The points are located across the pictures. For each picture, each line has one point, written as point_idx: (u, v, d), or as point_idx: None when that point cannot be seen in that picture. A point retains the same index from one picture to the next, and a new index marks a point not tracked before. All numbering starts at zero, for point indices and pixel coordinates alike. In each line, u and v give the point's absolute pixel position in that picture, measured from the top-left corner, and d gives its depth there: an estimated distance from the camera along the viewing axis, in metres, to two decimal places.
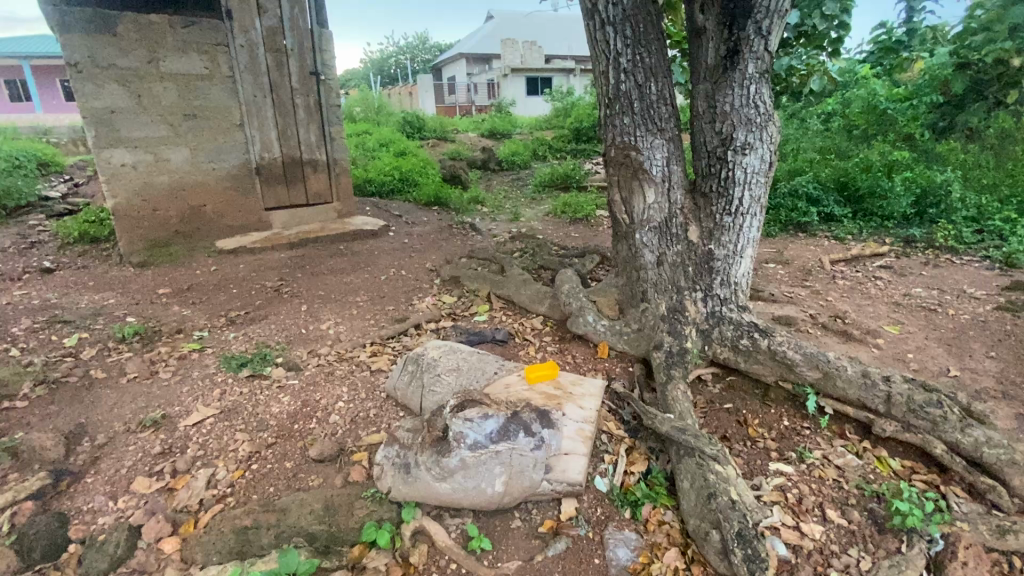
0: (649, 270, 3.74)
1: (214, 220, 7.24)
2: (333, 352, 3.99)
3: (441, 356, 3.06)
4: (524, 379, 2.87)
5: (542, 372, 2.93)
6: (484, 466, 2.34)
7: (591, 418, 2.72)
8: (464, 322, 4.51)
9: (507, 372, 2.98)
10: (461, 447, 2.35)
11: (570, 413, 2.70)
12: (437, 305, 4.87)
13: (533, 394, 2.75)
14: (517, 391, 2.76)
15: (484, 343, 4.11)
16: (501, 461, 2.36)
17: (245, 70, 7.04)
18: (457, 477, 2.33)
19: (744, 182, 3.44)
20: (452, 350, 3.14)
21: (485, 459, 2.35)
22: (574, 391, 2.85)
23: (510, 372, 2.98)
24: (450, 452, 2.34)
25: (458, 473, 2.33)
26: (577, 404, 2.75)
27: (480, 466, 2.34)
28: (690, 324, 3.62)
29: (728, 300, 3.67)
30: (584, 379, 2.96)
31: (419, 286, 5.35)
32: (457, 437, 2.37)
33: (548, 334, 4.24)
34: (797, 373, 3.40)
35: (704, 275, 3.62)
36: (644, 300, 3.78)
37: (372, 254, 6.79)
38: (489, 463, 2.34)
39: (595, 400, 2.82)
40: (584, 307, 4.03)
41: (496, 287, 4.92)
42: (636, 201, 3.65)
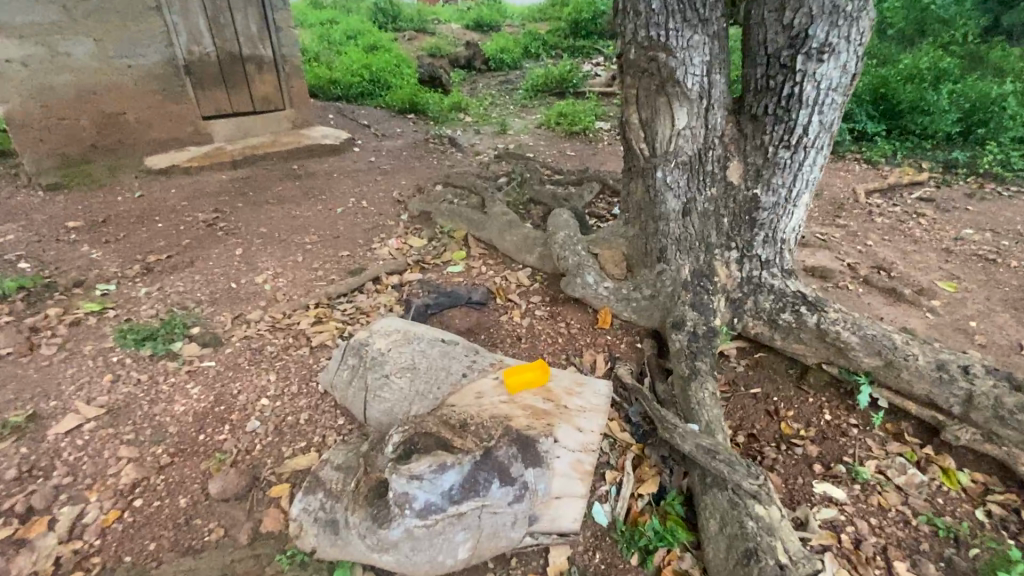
0: (671, 220, 2.83)
1: (140, 132, 5.93)
2: (267, 319, 3.18)
3: (394, 349, 2.25)
4: (501, 386, 2.08)
5: (521, 374, 2.13)
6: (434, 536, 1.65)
7: (593, 444, 1.97)
8: (435, 275, 3.66)
9: (479, 370, 2.18)
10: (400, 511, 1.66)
11: (564, 438, 1.93)
12: (401, 251, 3.97)
13: (511, 410, 1.98)
14: (491, 407, 1.99)
15: (458, 305, 3.27)
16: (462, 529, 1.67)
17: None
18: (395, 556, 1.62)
19: (815, 101, 2.44)
20: (408, 338, 2.31)
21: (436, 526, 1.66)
22: (571, 404, 2.05)
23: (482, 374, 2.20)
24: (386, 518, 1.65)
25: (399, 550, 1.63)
26: (575, 425, 1.98)
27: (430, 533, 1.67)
28: (719, 292, 2.82)
29: (771, 263, 2.80)
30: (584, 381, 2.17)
31: (382, 223, 4.42)
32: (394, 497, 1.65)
33: (537, 292, 3.43)
34: (850, 359, 2.69)
35: (743, 229, 2.75)
36: (661, 260, 2.91)
37: (331, 177, 5.72)
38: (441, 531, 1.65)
39: (599, 417, 2.05)
40: (583, 264, 3.16)
41: (475, 230, 4.02)
42: (660, 126, 2.65)
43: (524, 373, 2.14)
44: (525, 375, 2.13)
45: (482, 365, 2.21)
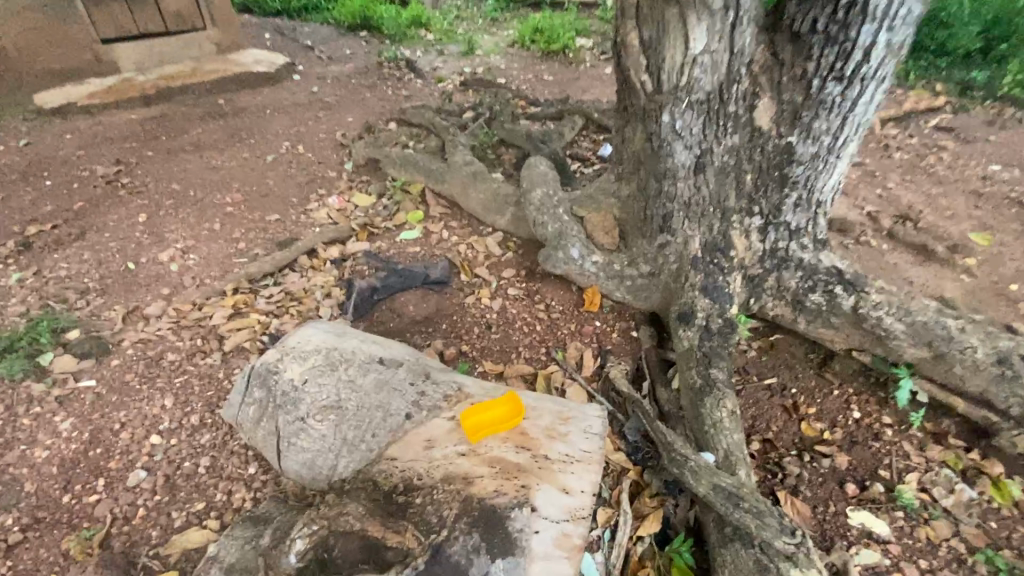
0: (678, 179, 2.16)
1: (20, 63, 4.73)
2: (170, 314, 2.53)
3: (311, 377, 1.65)
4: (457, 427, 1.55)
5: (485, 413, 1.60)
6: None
7: (584, 510, 1.43)
8: (385, 244, 2.99)
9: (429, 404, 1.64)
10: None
11: (544, 507, 1.41)
12: (343, 212, 3.24)
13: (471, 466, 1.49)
14: (444, 468, 1.49)
15: (411, 287, 2.64)
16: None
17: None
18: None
19: (884, 12, 1.75)
20: (332, 364, 1.68)
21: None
22: (552, 453, 1.53)
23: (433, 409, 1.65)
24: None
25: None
26: (561, 486, 1.46)
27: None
28: (735, 270, 2.24)
29: (803, 232, 2.21)
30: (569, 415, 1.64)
31: (321, 175, 3.63)
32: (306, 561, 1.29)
33: (509, 265, 2.81)
34: (889, 349, 2.22)
35: (770, 189, 2.13)
36: (664, 231, 2.28)
37: (262, 114, 4.78)
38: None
39: (591, 467, 1.51)
40: (565, 232, 2.51)
41: (433, 183, 3.29)
42: (669, 49, 1.95)
43: (489, 412, 1.60)
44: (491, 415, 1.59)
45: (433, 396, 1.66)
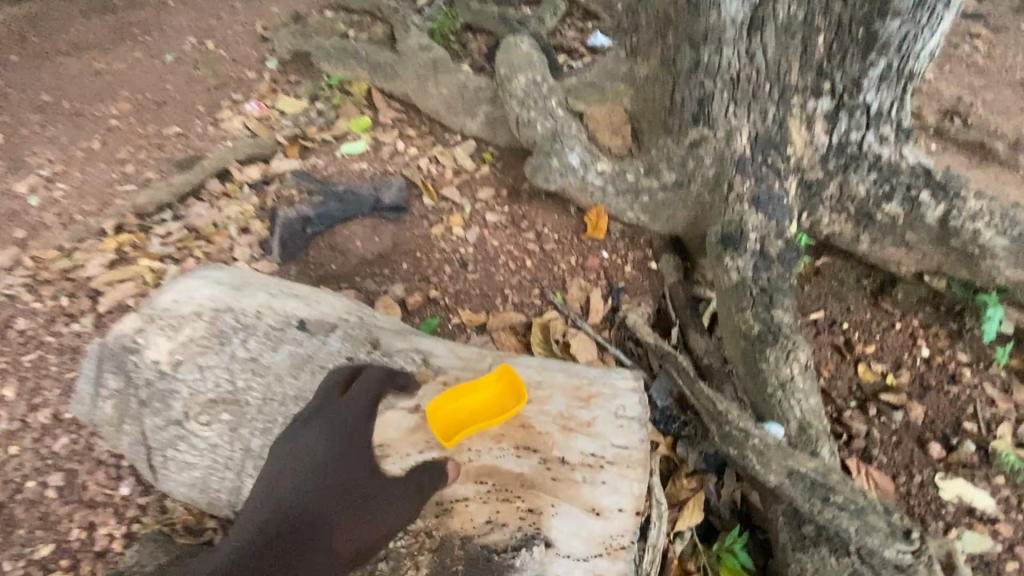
0: (723, 42, 1.51)
1: None
2: (24, 265, 1.84)
3: (185, 359, 1.12)
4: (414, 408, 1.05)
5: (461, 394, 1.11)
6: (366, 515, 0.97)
7: (622, 537, 1.06)
8: (321, 160, 2.29)
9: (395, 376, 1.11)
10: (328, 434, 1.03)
11: (564, 543, 1.05)
12: (266, 122, 2.49)
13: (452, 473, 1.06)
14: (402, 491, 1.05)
15: (358, 215, 1.99)
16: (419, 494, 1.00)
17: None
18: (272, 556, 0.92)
19: None
20: (223, 339, 1.15)
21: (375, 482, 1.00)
22: (571, 459, 1.09)
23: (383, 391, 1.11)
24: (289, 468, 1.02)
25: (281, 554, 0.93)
26: (591, 507, 1.06)
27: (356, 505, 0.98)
28: (792, 173, 1.67)
29: (884, 118, 1.62)
30: (593, 393, 1.14)
31: (237, 76, 2.81)
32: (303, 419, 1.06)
33: (486, 182, 2.17)
34: (977, 272, 1.74)
35: (849, 56, 1.51)
36: (698, 121, 1.66)
37: None
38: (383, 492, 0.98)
39: (628, 474, 1.08)
40: (560, 133, 1.87)
41: (382, 80, 2.53)
42: None
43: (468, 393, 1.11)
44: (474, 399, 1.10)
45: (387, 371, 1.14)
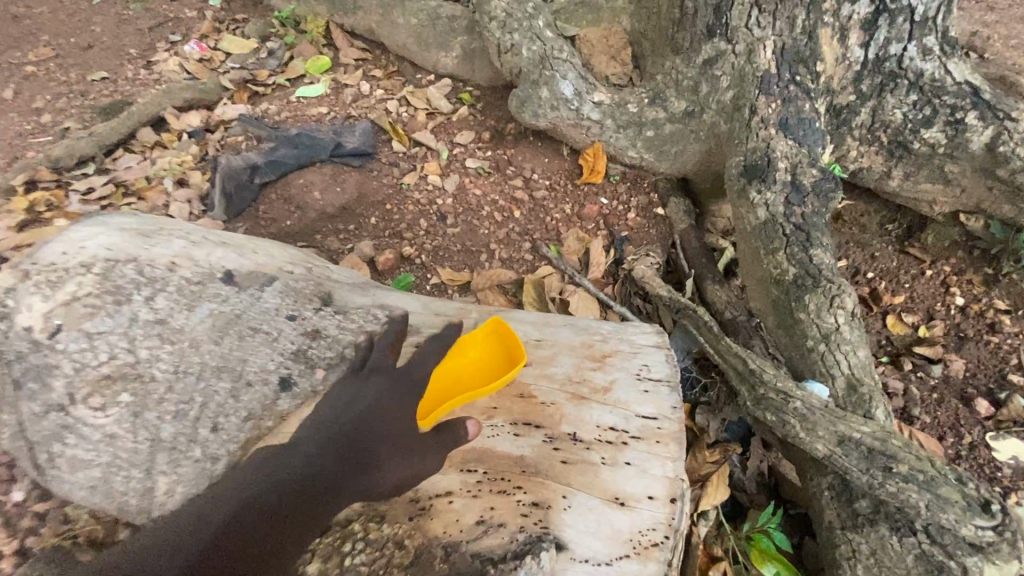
0: None
1: None
2: None
3: (67, 325, 0.91)
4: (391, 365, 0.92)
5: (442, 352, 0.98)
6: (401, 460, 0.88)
7: (654, 533, 0.87)
8: (273, 105, 1.98)
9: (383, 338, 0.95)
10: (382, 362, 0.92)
11: (581, 545, 0.86)
12: (209, 65, 2.17)
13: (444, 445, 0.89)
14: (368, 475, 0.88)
15: (314, 161, 1.71)
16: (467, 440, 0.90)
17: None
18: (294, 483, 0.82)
19: None
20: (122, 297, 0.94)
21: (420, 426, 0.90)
22: (585, 436, 0.93)
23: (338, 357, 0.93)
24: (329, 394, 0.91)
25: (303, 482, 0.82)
26: (612, 496, 0.89)
27: (394, 446, 0.88)
28: (819, 95, 1.43)
29: (929, 27, 1.40)
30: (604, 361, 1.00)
31: (176, 16, 2.45)
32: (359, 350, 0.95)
33: (463, 125, 1.89)
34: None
35: None
36: (714, 35, 1.41)
37: None
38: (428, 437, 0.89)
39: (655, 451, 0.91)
40: (549, 57, 1.60)
41: (340, 13, 2.20)
42: None
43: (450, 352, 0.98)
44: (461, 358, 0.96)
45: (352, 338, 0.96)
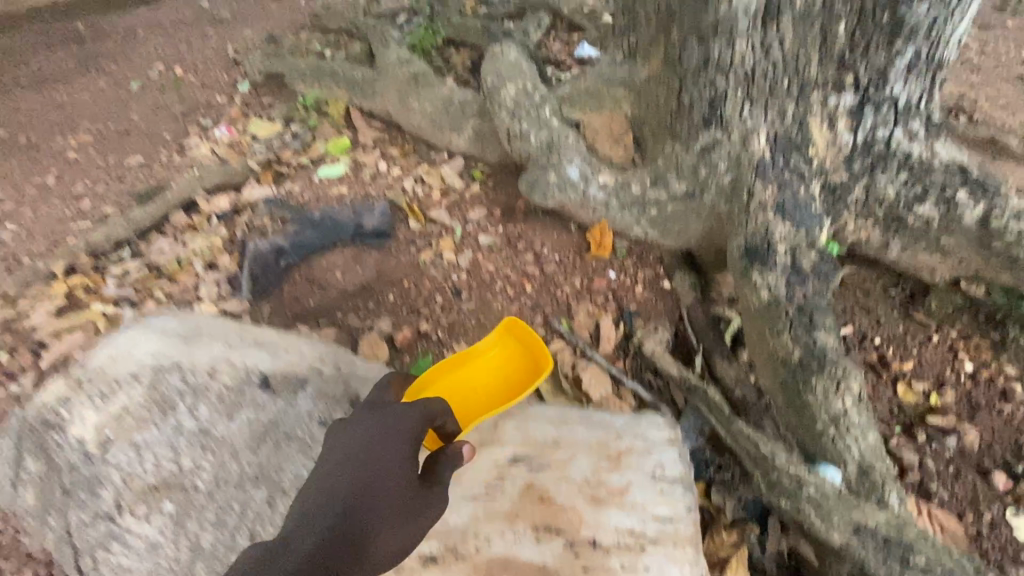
0: (736, 34, 1.35)
1: None
2: None
3: (116, 439, 1.10)
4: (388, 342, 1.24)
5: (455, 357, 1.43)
6: (400, 531, 1.00)
7: None
8: (298, 186, 2.12)
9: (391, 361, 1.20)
10: (386, 425, 1.06)
11: None
12: (237, 148, 2.32)
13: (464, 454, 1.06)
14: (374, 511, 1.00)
15: (337, 243, 1.80)
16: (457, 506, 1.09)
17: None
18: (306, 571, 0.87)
19: None
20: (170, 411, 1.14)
21: (416, 497, 1.03)
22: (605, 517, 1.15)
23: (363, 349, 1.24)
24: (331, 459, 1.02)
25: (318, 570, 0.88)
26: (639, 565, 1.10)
27: (400, 496, 1.03)
28: (815, 176, 1.51)
29: (914, 112, 1.48)
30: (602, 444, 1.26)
31: (207, 102, 2.64)
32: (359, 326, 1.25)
33: (476, 202, 2.00)
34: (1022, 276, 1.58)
35: (872, 45, 1.37)
36: (710, 123, 1.50)
37: (133, 36, 3.60)
38: (424, 503, 1.03)
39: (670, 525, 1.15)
40: (557, 144, 1.72)
41: (359, 97, 2.38)
42: None
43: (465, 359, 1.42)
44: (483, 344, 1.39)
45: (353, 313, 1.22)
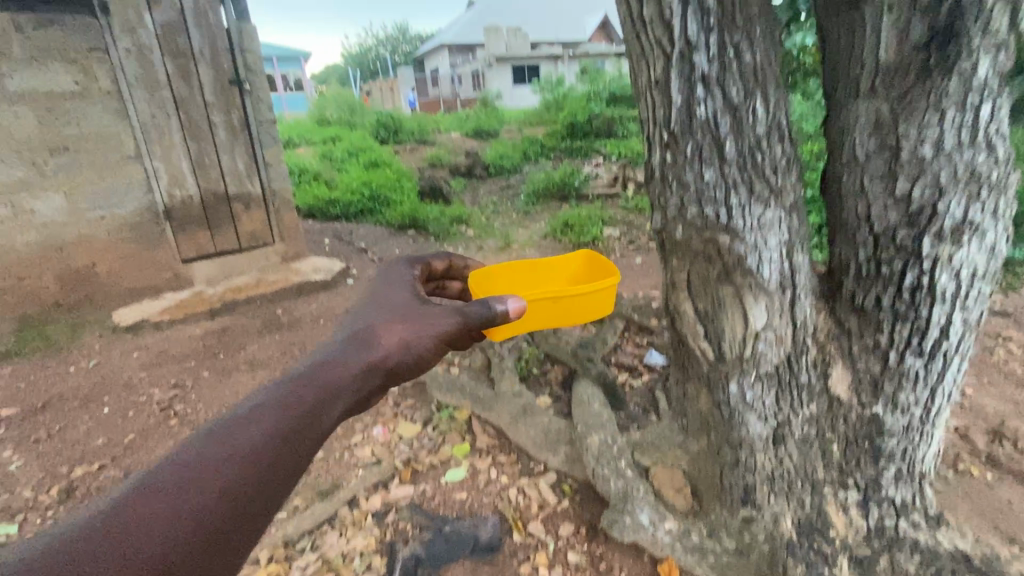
0: (755, 449, 2.01)
1: (108, 286, 5.18)
2: None
3: None
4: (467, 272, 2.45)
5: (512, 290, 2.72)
6: (402, 328, 1.61)
7: None
8: (428, 487, 2.80)
9: (401, 270, 2.10)
10: (388, 292, 1.86)
11: None
12: (388, 446, 3.16)
13: (510, 313, 1.74)
14: (398, 311, 1.71)
15: (462, 555, 2.39)
16: (460, 321, 1.67)
17: (129, 59, 4.92)
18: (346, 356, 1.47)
19: (953, 293, 1.74)
20: None
21: (415, 313, 1.68)
22: None
23: (451, 275, 2.50)
24: (365, 314, 1.71)
25: (352, 343, 1.53)
26: None
27: (401, 317, 1.67)
28: (839, 552, 1.99)
29: (911, 508, 2.02)
30: None
31: None
32: (439, 286, 2.49)
33: (565, 516, 2.56)
34: None
35: (862, 462, 1.98)
36: (746, 503, 2.08)
37: (318, 326, 4.99)
38: (416, 313, 1.68)
39: None
40: (632, 491, 2.31)
41: (482, 408, 3.21)
42: (730, 323, 1.93)
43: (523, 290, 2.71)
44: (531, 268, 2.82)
45: (436, 270, 2.41)
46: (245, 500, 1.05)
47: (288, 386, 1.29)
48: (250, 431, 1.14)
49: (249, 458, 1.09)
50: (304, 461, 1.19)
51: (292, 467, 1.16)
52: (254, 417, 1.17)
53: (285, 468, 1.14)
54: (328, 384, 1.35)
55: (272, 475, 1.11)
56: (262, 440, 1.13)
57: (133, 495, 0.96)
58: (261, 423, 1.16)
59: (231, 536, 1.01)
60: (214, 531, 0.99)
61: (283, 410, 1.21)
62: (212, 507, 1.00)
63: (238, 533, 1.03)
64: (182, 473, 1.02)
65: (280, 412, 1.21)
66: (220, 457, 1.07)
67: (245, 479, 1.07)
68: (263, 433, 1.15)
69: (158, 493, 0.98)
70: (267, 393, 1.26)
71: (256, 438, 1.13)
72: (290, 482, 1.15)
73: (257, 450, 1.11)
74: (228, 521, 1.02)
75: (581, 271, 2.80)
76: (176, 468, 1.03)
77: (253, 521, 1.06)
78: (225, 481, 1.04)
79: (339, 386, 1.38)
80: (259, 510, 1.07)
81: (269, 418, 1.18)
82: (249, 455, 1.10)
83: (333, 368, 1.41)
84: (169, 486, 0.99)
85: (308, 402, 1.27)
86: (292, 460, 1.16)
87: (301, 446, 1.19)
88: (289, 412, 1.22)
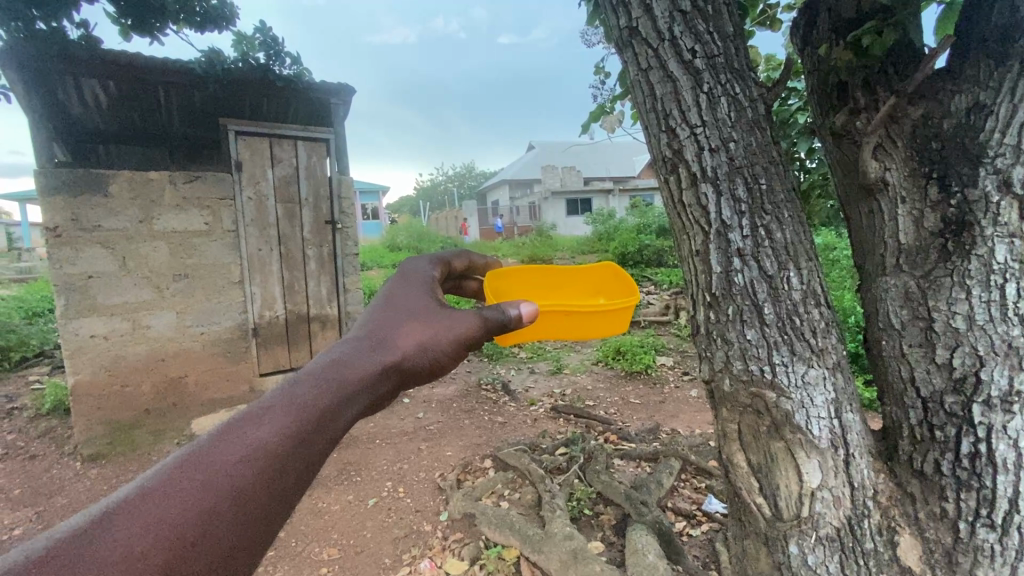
0: None
1: (194, 395, 5.71)
2: None
3: None
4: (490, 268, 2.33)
5: (525, 294, 2.67)
6: (422, 323, 1.47)
7: None
8: None
9: (426, 256, 1.92)
10: (411, 280, 1.69)
11: None
12: None
13: (523, 318, 1.69)
14: (419, 302, 1.57)
15: None
16: (479, 322, 1.57)
17: (250, 205, 5.88)
18: (363, 342, 1.35)
19: (1015, 464, 1.71)
20: None
21: (435, 309, 1.54)
22: None
23: (468, 276, 2.34)
24: (384, 299, 1.56)
25: (369, 336, 1.37)
26: None
27: (422, 310, 1.53)
28: None
29: None
30: None
31: (418, 530, 3.66)
32: (458, 285, 2.35)
33: None
34: None
35: None
36: None
37: (372, 444, 5.07)
38: (438, 310, 1.54)
39: None
40: None
41: (530, 549, 3.16)
42: (785, 479, 1.96)
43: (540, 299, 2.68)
44: (542, 274, 2.80)
45: (455, 269, 2.19)
46: (250, 511, 0.96)
47: (298, 378, 1.18)
48: (252, 435, 1.03)
49: (254, 461, 0.99)
50: (316, 464, 1.08)
51: (299, 475, 1.05)
52: (258, 419, 1.05)
53: (290, 477, 1.03)
54: (344, 380, 1.20)
55: (275, 487, 1.00)
56: (265, 445, 1.02)
57: (135, 498, 0.91)
58: (267, 425, 1.05)
59: (236, 549, 0.94)
60: (215, 545, 0.92)
61: (301, 398, 1.12)
62: (218, 517, 0.93)
63: (244, 546, 0.95)
64: (182, 481, 0.94)
65: (290, 413, 1.08)
66: (228, 458, 0.99)
67: (246, 489, 0.97)
68: (267, 437, 1.03)
69: (155, 499, 0.91)
70: (275, 392, 1.13)
71: (260, 442, 1.02)
72: (297, 480, 1.05)
73: (257, 457, 1.00)
74: (231, 535, 0.94)
75: (597, 283, 2.78)
76: (175, 473, 0.95)
77: (257, 531, 0.97)
78: (228, 488, 0.95)
79: (356, 384, 1.22)
80: (262, 519, 0.98)
81: (275, 421, 1.06)
82: (249, 465, 0.99)
83: (349, 362, 1.25)
84: (169, 493, 0.92)
85: (319, 400, 1.13)
86: (298, 468, 1.04)
87: (308, 451, 1.07)
88: (298, 414, 1.08)
